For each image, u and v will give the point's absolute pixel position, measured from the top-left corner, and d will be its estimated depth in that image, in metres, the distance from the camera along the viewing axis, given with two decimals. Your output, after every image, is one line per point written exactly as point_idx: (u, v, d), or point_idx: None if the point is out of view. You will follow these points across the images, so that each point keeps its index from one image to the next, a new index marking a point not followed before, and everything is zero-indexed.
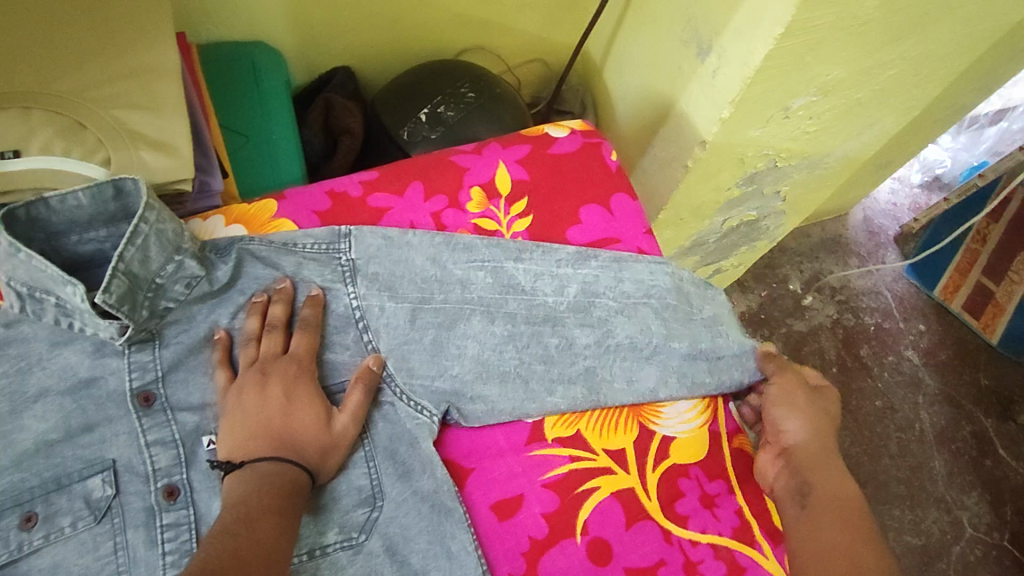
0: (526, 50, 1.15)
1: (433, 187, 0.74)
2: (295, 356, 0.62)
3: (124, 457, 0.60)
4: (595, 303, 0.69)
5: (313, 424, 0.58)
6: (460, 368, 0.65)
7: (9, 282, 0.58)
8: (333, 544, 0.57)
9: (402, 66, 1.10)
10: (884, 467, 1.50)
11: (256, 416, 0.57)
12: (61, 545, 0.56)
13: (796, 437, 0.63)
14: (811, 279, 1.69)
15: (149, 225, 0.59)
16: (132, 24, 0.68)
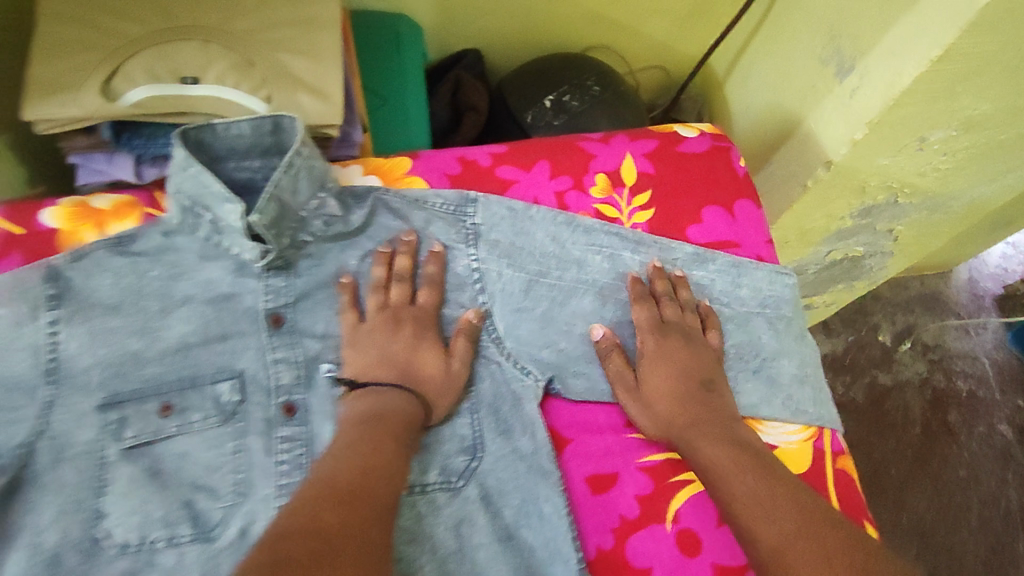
0: (650, 54, 1.16)
1: (560, 167, 0.75)
2: (420, 306, 0.66)
3: (250, 370, 0.64)
4: (706, 305, 0.68)
5: (433, 369, 0.62)
6: (568, 345, 0.67)
7: (176, 194, 0.64)
8: (433, 484, 0.60)
9: (527, 55, 1.13)
10: (962, 541, 1.40)
11: (384, 352, 0.62)
12: (189, 436, 0.62)
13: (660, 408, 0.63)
14: (903, 332, 1.62)
15: (302, 160, 0.63)
16: None
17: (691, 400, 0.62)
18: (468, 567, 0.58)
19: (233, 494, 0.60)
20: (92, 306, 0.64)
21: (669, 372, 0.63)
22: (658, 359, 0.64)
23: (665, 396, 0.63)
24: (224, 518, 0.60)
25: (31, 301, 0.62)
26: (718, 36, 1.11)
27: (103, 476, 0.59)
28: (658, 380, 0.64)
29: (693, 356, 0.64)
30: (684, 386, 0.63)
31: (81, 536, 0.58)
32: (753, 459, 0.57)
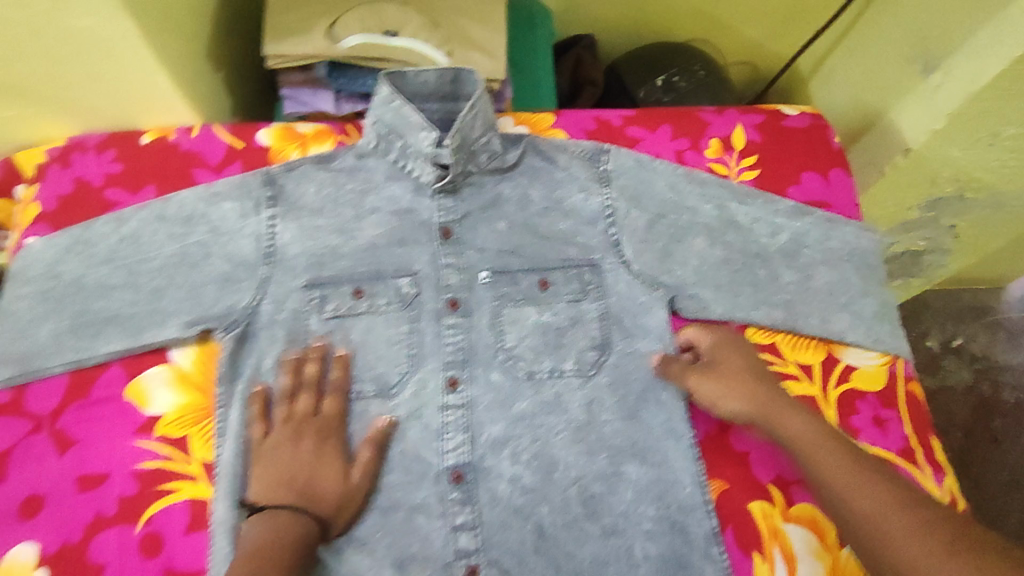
0: (742, 50, 1.29)
1: (681, 131, 0.88)
2: (325, 417, 0.71)
3: (423, 270, 0.79)
4: (802, 251, 0.80)
5: (332, 477, 0.67)
6: (684, 272, 0.79)
7: (377, 123, 0.79)
8: (569, 369, 0.74)
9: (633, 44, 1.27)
10: None
11: (285, 469, 0.66)
12: (374, 316, 0.77)
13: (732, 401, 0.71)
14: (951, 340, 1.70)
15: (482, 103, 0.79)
16: None
17: (767, 390, 0.70)
18: (595, 436, 0.71)
19: (406, 364, 0.74)
20: (301, 209, 0.79)
21: (742, 367, 0.72)
22: (732, 352, 0.73)
23: (743, 381, 0.71)
24: (401, 381, 0.74)
25: (255, 201, 0.78)
26: (807, 39, 1.23)
27: (308, 338, 0.76)
28: (730, 371, 0.72)
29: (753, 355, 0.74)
30: (757, 377, 0.72)
31: (291, 383, 0.73)
32: (834, 441, 0.65)
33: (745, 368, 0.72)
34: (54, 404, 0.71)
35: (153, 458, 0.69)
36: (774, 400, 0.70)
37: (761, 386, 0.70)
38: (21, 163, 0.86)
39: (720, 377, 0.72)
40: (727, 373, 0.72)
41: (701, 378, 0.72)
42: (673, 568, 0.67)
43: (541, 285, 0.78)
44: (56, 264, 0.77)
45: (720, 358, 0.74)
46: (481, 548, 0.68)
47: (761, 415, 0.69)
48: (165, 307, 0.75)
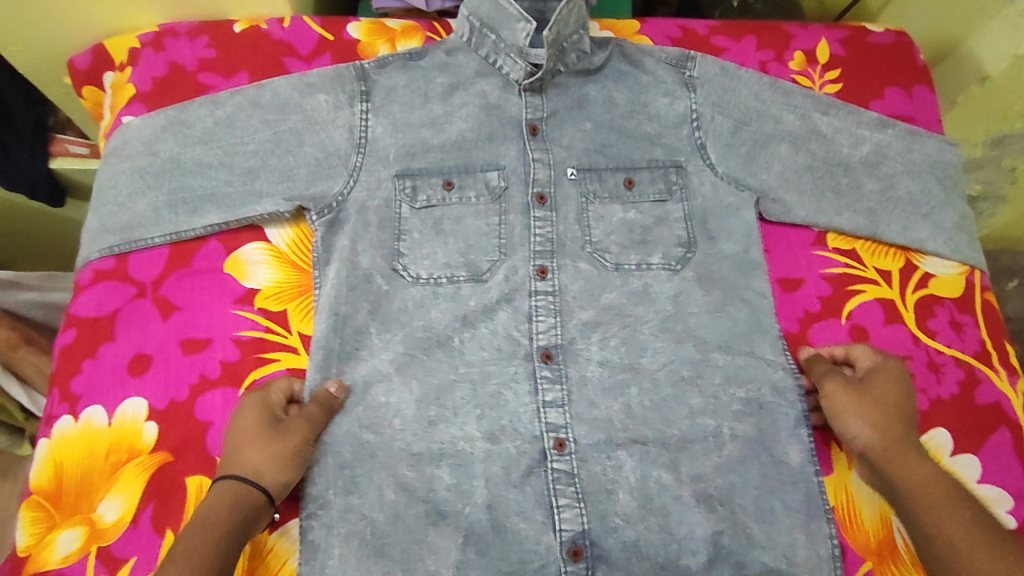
0: None
1: (765, 43, 0.89)
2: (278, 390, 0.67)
3: (511, 163, 0.80)
4: (884, 162, 0.81)
5: (254, 433, 0.63)
6: (768, 176, 0.80)
7: (471, 16, 0.81)
8: (657, 264, 0.77)
9: None
10: None
11: (237, 439, 0.63)
12: (463, 207, 0.78)
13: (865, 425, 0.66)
14: None
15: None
16: None
17: (905, 430, 0.66)
18: (681, 325, 0.74)
19: (496, 252, 0.76)
20: (392, 101, 0.80)
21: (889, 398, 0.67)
22: (891, 378, 0.68)
23: (885, 409, 0.66)
24: (491, 267, 0.75)
25: (349, 93, 0.79)
26: None
27: (401, 225, 0.76)
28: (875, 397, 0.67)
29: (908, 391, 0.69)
30: (900, 414, 0.67)
31: (385, 265, 0.74)
32: (959, 506, 0.61)
33: (891, 400, 0.68)
34: (156, 273, 0.73)
35: (252, 329, 0.71)
36: (909, 441, 0.65)
37: (901, 425, 0.66)
38: (113, 50, 0.88)
39: (862, 397, 0.67)
40: (873, 396, 0.67)
41: (841, 387, 0.68)
42: (757, 448, 0.69)
43: (626, 184, 0.80)
44: (153, 142, 0.77)
45: (872, 380, 0.68)
46: (570, 424, 0.70)
47: (883, 447, 0.65)
48: (260, 188, 0.76)
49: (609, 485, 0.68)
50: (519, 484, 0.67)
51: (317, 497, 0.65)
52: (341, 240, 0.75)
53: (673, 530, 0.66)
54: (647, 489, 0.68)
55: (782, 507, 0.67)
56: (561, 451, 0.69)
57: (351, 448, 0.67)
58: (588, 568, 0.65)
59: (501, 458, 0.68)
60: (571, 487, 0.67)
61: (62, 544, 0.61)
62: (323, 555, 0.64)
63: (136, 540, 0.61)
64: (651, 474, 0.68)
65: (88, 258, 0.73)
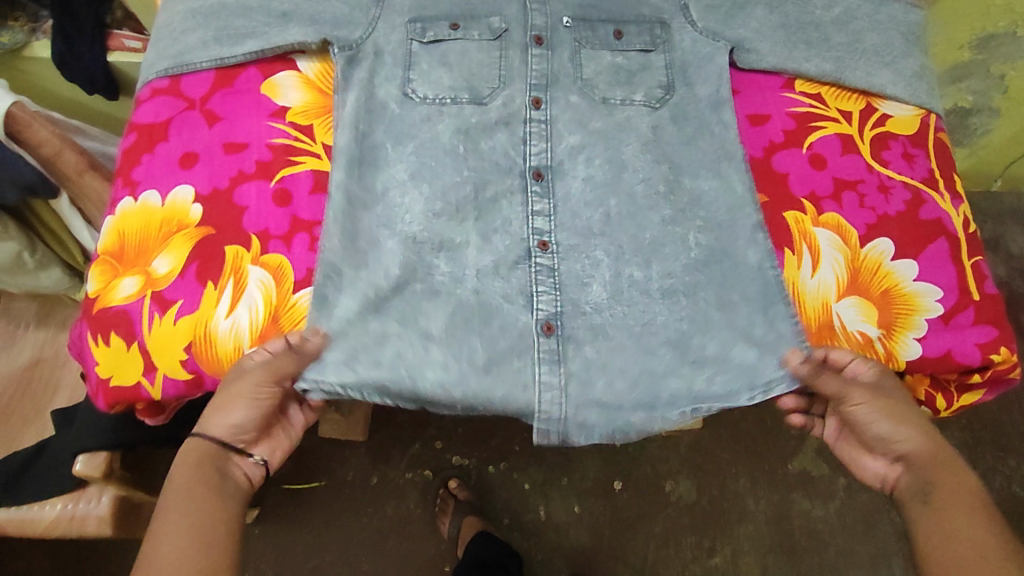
0: None
1: None
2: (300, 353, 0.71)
3: (513, 14, 0.86)
4: (852, 21, 0.89)
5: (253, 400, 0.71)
6: (744, 30, 0.87)
7: None
8: (638, 101, 0.84)
9: None
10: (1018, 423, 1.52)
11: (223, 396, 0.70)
12: (467, 43, 0.85)
13: (899, 434, 0.70)
14: (987, 238, 1.67)
15: None
16: None
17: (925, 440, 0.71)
18: (660, 150, 0.81)
19: (496, 82, 0.84)
20: None
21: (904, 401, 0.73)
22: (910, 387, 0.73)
23: (917, 417, 0.71)
24: (492, 95, 0.83)
25: None
26: None
27: (411, 58, 0.84)
28: (898, 401, 0.71)
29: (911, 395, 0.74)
30: (926, 420, 0.72)
31: (397, 93, 0.83)
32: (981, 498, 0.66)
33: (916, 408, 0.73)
34: (203, 92, 0.84)
35: (284, 136, 0.82)
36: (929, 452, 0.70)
37: (934, 431, 0.71)
38: None
39: (892, 403, 0.71)
40: (901, 403, 0.71)
41: (871, 397, 0.71)
42: (718, 255, 0.77)
43: (616, 34, 0.86)
44: None
45: (891, 387, 0.72)
46: (554, 230, 0.79)
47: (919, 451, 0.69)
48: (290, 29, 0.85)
49: (586, 277, 0.77)
50: (506, 275, 0.77)
51: (334, 264, 0.75)
52: (359, 73, 0.84)
53: (639, 317, 0.76)
54: (619, 283, 0.77)
55: (743, 298, 0.76)
56: (544, 249, 0.78)
57: (366, 228, 0.78)
58: (559, 341, 0.75)
59: (492, 225, 0.77)
60: (550, 278, 0.77)
61: (124, 287, 0.73)
62: (332, 310, 0.74)
63: (184, 287, 0.72)
64: (624, 271, 0.77)
65: (147, 79, 0.86)
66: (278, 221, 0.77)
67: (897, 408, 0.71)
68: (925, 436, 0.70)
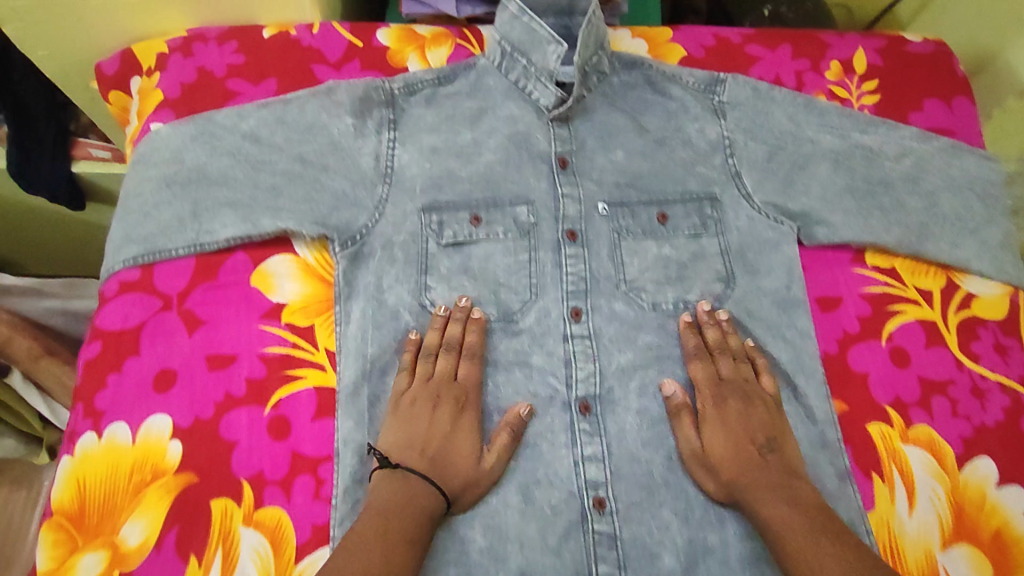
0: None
1: (802, 52, 0.86)
2: (463, 385, 0.68)
3: (541, 198, 0.79)
4: (925, 176, 0.79)
5: (443, 436, 0.64)
6: (808, 200, 0.78)
7: (502, 41, 0.81)
8: (693, 302, 0.75)
9: None
10: None
11: (419, 433, 0.64)
12: (492, 242, 0.77)
13: (714, 444, 0.66)
14: None
15: (595, 19, 0.79)
16: None
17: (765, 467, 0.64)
18: None
19: (528, 290, 0.75)
20: (419, 129, 0.81)
21: (727, 440, 0.66)
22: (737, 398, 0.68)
23: (740, 433, 0.66)
24: (523, 308, 0.74)
25: (377, 120, 0.80)
26: None
27: (428, 261, 0.75)
28: (729, 443, 0.65)
29: (760, 416, 0.67)
30: (750, 435, 0.66)
31: (411, 301, 0.72)
32: (830, 534, 0.58)
33: (744, 417, 0.67)
34: (182, 285, 0.71)
35: (279, 344, 0.69)
36: (771, 481, 0.62)
37: (752, 445, 0.65)
38: (141, 54, 0.87)
39: (716, 419, 0.67)
40: (728, 420, 0.67)
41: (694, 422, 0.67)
42: None
43: (660, 219, 0.79)
44: (181, 151, 0.77)
45: (713, 401, 0.68)
46: (610, 481, 0.67)
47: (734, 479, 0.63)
48: (282, 204, 0.74)
49: (653, 548, 0.65)
50: (557, 549, 0.64)
51: None
52: (364, 275, 0.74)
53: None
54: (692, 551, 0.64)
55: None
56: (600, 511, 0.66)
57: None
58: None
59: (537, 519, 0.65)
60: (611, 554, 0.64)
61: (85, 568, 0.60)
62: None
63: (162, 567, 0.60)
64: (697, 536, 0.65)
65: (113, 268, 0.72)
66: (276, 463, 0.64)
67: (730, 425, 0.66)
68: (742, 452, 0.65)
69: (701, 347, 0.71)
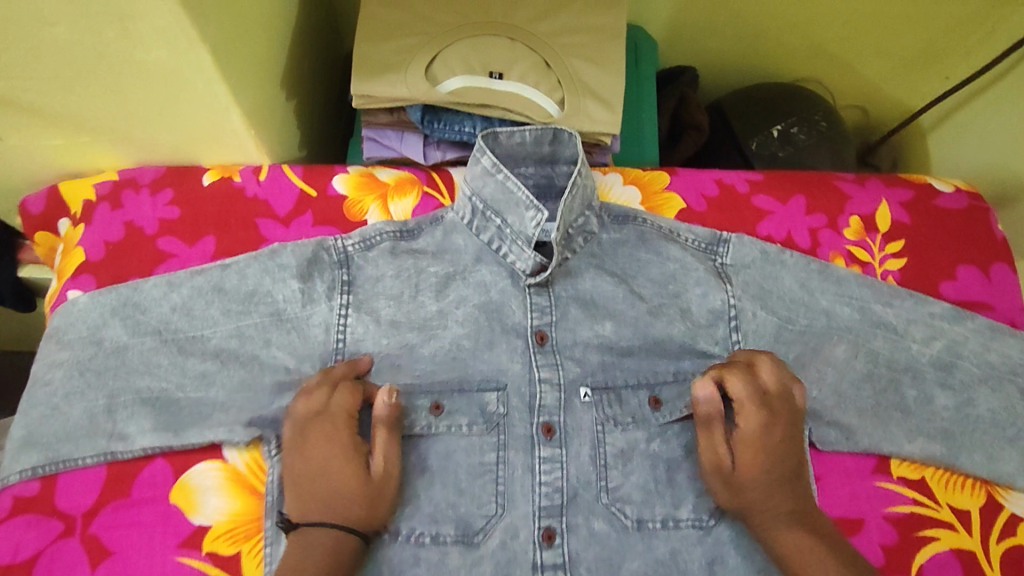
0: (853, 91, 1.06)
1: (817, 205, 0.76)
2: (338, 414, 0.61)
3: (513, 382, 0.68)
4: (959, 364, 0.68)
5: (329, 483, 0.59)
6: (820, 393, 0.68)
7: (473, 197, 0.70)
8: (686, 520, 0.65)
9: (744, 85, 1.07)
10: None
11: (311, 470, 0.59)
12: (452, 437, 0.65)
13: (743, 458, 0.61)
14: None
15: (581, 180, 0.68)
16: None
17: (782, 487, 0.61)
18: None
19: (494, 505, 0.63)
20: (377, 292, 0.70)
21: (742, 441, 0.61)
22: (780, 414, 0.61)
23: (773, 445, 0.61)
24: (486, 527, 0.63)
25: (328, 281, 0.69)
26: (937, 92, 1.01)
27: None
28: (767, 464, 0.61)
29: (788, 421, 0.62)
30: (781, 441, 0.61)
31: None
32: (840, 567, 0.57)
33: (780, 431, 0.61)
34: (89, 503, 0.62)
35: None
36: (782, 507, 0.60)
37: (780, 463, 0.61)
38: (69, 195, 0.77)
39: (750, 437, 0.61)
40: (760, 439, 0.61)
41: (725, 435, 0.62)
42: None
43: (652, 404, 0.68)
44: (99, 327, 0.67)
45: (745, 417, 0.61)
46: None
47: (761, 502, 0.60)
48: (214, 397, 0.65)
49: None
50: None
51: None
52: None
53: None
54: None
55: None
56: None
57: None
58: None
59: None
60: None
61: None
62: None
63: None
64: None
65: (5, 478, 0.62)
66: None
67: (755, 440, 0.61)
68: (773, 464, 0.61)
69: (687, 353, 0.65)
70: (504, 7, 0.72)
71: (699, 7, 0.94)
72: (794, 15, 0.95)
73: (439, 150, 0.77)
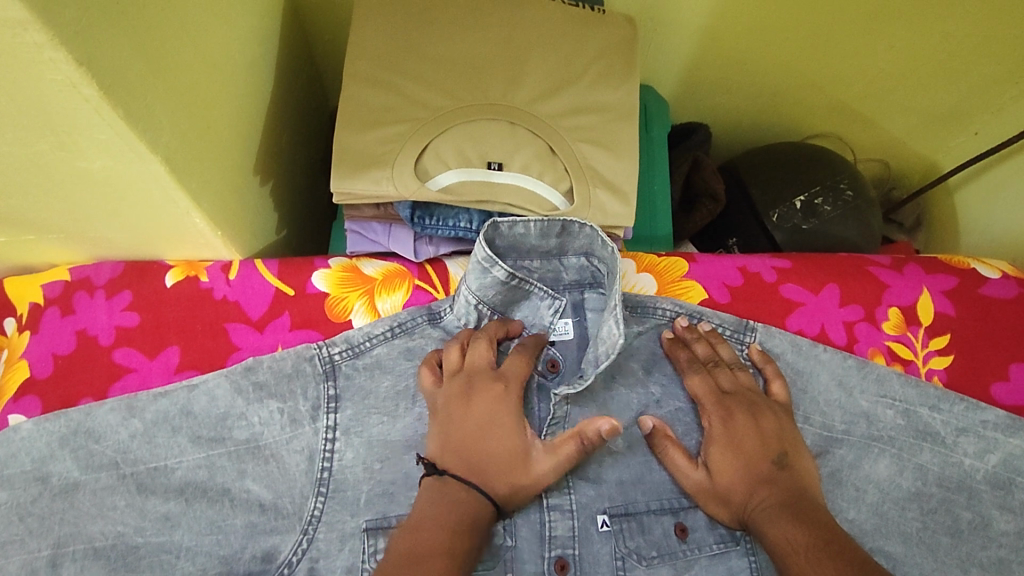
0: (875, 147, 0.99)
1: (853, 295, 0.69)
2: (507, 374, 0.58)
3: (520, 512, 0.58)
4: (1018, 481, 0.62)
5: (506, 444, 0.54)
6: (859, 515, 0.60)
7: (479, 304, 0.63)
8: None
9: (758, 141, 1.01)
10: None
11: (449, 424, 0.55)
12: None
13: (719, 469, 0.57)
14: None
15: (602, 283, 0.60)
16: (598, 66, 0.68)
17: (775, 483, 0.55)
18: None
19: None
20: (367, 407, 0.61)
21: (738, 464, 0.57)
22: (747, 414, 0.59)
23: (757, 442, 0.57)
24: None
25: (312, 399, 0.60)
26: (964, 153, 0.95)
27: None
28: (739, 465, 0.57)
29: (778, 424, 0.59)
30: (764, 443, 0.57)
31: None
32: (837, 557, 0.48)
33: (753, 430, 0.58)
34: None
35: None
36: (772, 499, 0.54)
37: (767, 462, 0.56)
38: (15, 295, 0.67)
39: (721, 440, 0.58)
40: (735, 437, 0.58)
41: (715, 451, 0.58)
42: None
43: (678, 534, 0.59)
44: (46, 461, 0.56)
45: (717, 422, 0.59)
46: None
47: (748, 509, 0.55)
48: (179, 541, 0.56)
49: None
50: None
51: None
52: None
53: None
54: None
55: None
56: None
57: None
58: None
59: None
60: None
61: None
62: None
63: None
64: None
65: None
66: None
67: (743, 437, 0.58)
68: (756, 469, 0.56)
69: (696, 359, 0.63)
70: (503, 87, 0.65)
71: (711, 65, 0.87)
72: (813, 74, 0.89)
73: (433, 243, 0.70)
